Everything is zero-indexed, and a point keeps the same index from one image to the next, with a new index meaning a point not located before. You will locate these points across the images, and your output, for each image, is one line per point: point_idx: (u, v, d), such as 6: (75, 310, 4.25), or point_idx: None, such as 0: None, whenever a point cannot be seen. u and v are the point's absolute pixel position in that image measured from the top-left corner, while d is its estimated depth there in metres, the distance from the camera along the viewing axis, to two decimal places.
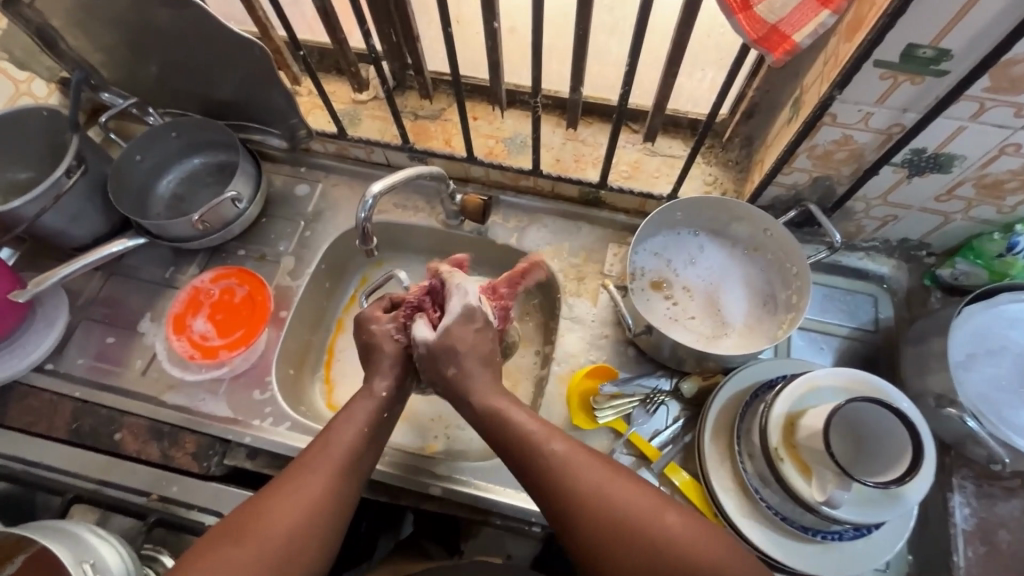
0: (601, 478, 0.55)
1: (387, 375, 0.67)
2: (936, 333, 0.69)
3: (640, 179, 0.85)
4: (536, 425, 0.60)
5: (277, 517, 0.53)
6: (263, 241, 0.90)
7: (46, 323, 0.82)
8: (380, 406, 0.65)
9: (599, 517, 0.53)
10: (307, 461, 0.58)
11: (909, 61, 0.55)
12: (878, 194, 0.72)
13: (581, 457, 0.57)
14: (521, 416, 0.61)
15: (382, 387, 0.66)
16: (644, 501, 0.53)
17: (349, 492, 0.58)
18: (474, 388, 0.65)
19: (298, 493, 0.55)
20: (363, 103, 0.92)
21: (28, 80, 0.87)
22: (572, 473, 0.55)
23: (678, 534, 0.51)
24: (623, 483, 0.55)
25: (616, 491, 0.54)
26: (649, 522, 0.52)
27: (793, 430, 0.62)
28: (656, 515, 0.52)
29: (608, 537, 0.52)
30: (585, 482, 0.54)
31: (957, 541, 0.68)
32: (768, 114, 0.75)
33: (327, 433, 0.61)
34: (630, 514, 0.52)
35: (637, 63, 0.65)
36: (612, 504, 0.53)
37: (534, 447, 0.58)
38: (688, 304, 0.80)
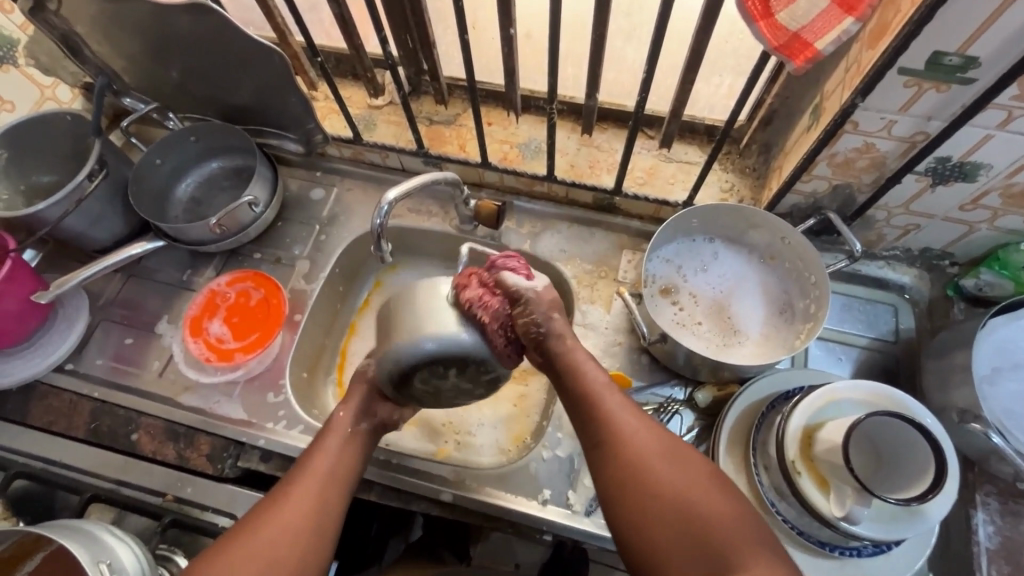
0: (639, 430, 0.56)
1: (350, 402, 0.66)
2: (959, 346, 0.68)
3: (655, 186, 0.84)
4: (598, 376, 0.60)
5: (265, 534, 0.54)
6: (278, 245, 0.90)
7: (67, 324, 0.84)
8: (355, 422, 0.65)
9: (628, 467, 0.54)
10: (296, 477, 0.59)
11: (935, 69, 0.53)
12: (900, 202, 0.71)
13: (626, 411, 0.58)
14: (590, 367, 0.61)
15: (336, 412, 0.65)
16: (675, 458, 0.54)
17: (333, 510, 0.58)
18: (565, 335, 0.62)
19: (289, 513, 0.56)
20: (378, 108, 0.93)
21: (53, 85, 0.90)
22: (612, 423, 0.57)
23: (701, 496, 0.51)
24: (659, 442, 0.55)
25: (648, 445, 0.55)
26: (680, 487, 0.52)
27: (811, 444, 0.61)
28: (684, 475, 0.53)
29: (632, 490, 0.53)
30: (621, 428, 0.56)
31: (980, 560, 0.66)
32: (786, 121, 0.74)
33: (313, 451, 0.62)
34: (658, 469, 0.53)
35: (654, 69, 0.65)
36: (642, 455, 0.54)
37: (586, 398, 0.59)
38: (705, 312, 0.79)
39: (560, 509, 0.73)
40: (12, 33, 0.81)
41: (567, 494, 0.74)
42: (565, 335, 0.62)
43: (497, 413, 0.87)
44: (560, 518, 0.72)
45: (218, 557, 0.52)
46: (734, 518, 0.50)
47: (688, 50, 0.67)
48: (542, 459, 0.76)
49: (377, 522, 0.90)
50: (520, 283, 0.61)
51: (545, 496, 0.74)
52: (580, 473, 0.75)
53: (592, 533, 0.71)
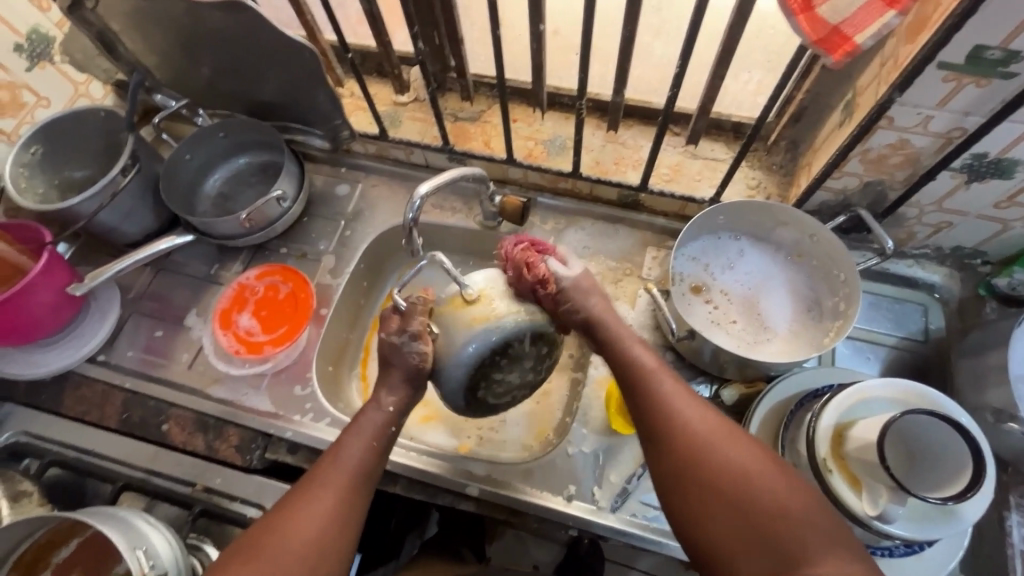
0: (692, 411, 0.57)
1: (395, 390, 0.65)
2: (995, 345, 0.67)
3: (681, 182, 0.84)
4: (649, 357, 0.62)
5: (292, 526, 0.55)
6: (304, 240, 0.91)
7: (99, 316, 0.85)
8: (388, 420, 0.64)
9: (684, 449, 0.55)
10: (316, 477, 0.59)
11: (975, 63, 0.53)
12: (933, 200, 0.70)
13: (679, 392, 0.59)
14: (638, 347, 0.63)
15: (388, 404, 0.64)
16: (727, 443, 0.54)
17: (357, 505, 0.59)
18: (608, 316, 0.64)
19: (313, 506, 0.56)
20: (403, 105, 0.93)
21: (86, 82, 0.91)
22: (667, 403, 0.58)
23: (753, 480, 0.51)
24: (713, 424, 0.56)
25: (702, 428, 0.56)
26: (734, 469, 0.52)
27: (842, 442, 0.61)
28: (736, 460, 0.53)
29: (688, 476, 0.54)
30: (676, 410, 0.57)
31: (1016, 562, 0.64)
32: (816, 117, 0.74)
33: (336, 447, 0.62)
34: (709, 449, 0.54)
35: (686, 65, 0.64)
36: (694, 437, 0.55)
37: (636, 379, 0.61)
38: (731, 309, 0.78)
39: (586, 505, 0.73)
40: (49, 31, 0.84)
41: (592, 491, 0.74)
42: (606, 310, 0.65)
43: (519, 410, 0.87)
44: (585, 514, 0.72)
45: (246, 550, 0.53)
46: (794, 504, 0.50)
47: (719, 46, 0.67)
48: (567, 455, 0.76)
49: (396, 517, 0.90)
50: (561, 271, 0.64)
51: (571, 492, 0.74)
52: (605, 469, 0.75)
53: (618, 529, 0.71)
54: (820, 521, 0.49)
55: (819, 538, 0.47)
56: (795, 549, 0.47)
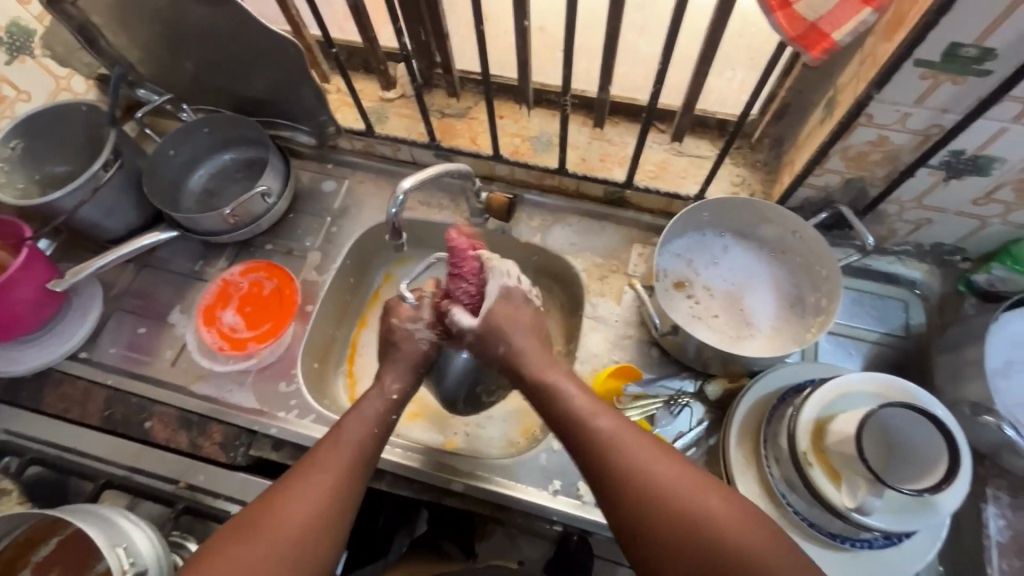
0: (643, 455, 0.55)
1: (400, 377, 0.68)
2: (971, 340, 0.68)
3: (667, 179, 0.84)
4: (584, 400, 0.60)
5: (289, 505, 0.55)
6: (290, 236, 0.91)
7: (81, 312, 0.84)
8: (388, 407, 0.65)
9: (641, 497, 0.53)
10: (317, 456, 0.59)
11: (951, 61, 0.54)
12: (913, 196, 0.71)
13: (625, 438, 0.56)
14: (570, 393, 0.61)
15: (393, 390, 0.67)
16: (685, 485, 0.53)
17: (356, 487, 0.59)
18: (527, 356, 0.65)
19: (312, 484, 0.56)
20: (390, 101, 0.93)
21: (68, 76, 0.90)
22: (616, 452, 0.55)
23: (716, 524, 0.50)
24: (665, 467, 0.54)
25: (656, 473, 0.54)
26: (695, 513, 0.51)
27: (822, 435, 0.62)
28: (696, 503, 0.51)
29: (649, 527, 0.52)
30: (628, 455, 0.55)
31: (991, 553, 0.65)
32: (799, 114, 0.74)
33: (336, 429, 0.62)
34: (670, 495, 0.52)
35: (668, 61, 0.65)
36: (651, 485, 0.53)
37: (577, 425, 0.58)
38: (715, 305, 0.79)
39: (570, 500, 0.73)
40: (29, 23, 0.82)
41: (577, 486, 0.74)
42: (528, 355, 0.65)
43: (506, 406, 0.87)
44: (570, 508, 0.73)
45: (241, 530, 0.53)
46: (759, 541, 0.49)
47: (702, 42, 0.67)
48: (553, 450, 0.76)
49: (383, 514, 0.89)
50: (465, 319, 0.67)
51: (556, 486, 0.74)
52: None
53: (603, 524, 0.71)
54: (787, 556, 0.48)
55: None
56: None
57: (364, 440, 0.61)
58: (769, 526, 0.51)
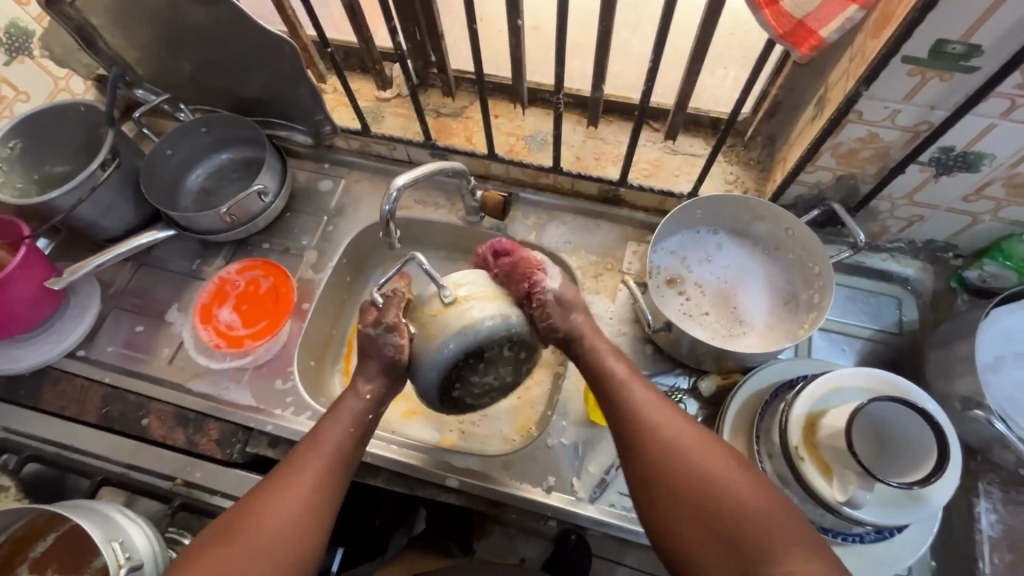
0: (663, 419, 0.58)
1: (372, 378, 0.64)
2: (961, 336, 0.68)
3: (661, 177, 0.85)
4: (622, 367, 0.63)
5: (271, 506, 0.55)
6: (287, 235, 0.91)
7: (79, 311, 0.85)
8: (365, 408, 0.64)
9: (656, 462, 0.55)
10: (297, 458, 0.59)
11: (937, 57, 0.54)
12: (904, 193, 0.71)
13: (652, 403, 0.59)
14: (611, 360, 0.64)
15: (365, 391, 0.64)
16: (701, 448, 0.55)
17: (338, 486, 0.59)
18: (587, 333, 0.65)
19: (293, 485, 0.57)
20: (386, 101, 0.94)
21: (66, 76, 0.91)
22: (641, 414, 0.58)
23: (727, 487, 0.52)
24: (685, 430, 0.57)
25: (674, 434, 0.56)
26: (706, 474, 0.53)
27: (814, 430, 0.62)
28: (709, 465, 0.54)
29: (663, 484, 0.54)
30: (653, 418, 0.58)
31: (982, 547, 0.65)
32: (791, 112, 0.75)
33: (315, 431, 0.62)
34: (686, 457, 0.55)
35: (659, 60, 0.65)
36: (668, 447, 0.56)
37: (611, 390, 0.61)
38: (709, 302, 0.79)
39: (565, 496, 0.74)
40: (28, 25, 0.83)
41: (571, 482, 0.74)
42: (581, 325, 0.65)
43: (501, 404, 0.87)
44: (564, 504, 0.73)
45: (224, 533, 0.54)
46: (765, 507, 0.51)
47: (694, 41, 0.68)
48: (547, 447, 0.76)
49: (380, 513, 0.88)
50: (550, 281, 0.63)
51: (550, 483, 0.74)
52: (584, 460, 0.75)
53: (596, 520, 0.72)
54: (790, 524, 0.50)
55: (792, 542, 0.49)
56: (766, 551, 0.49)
57: (350, 434, 0.62)
58: (776, 493, 0.53)
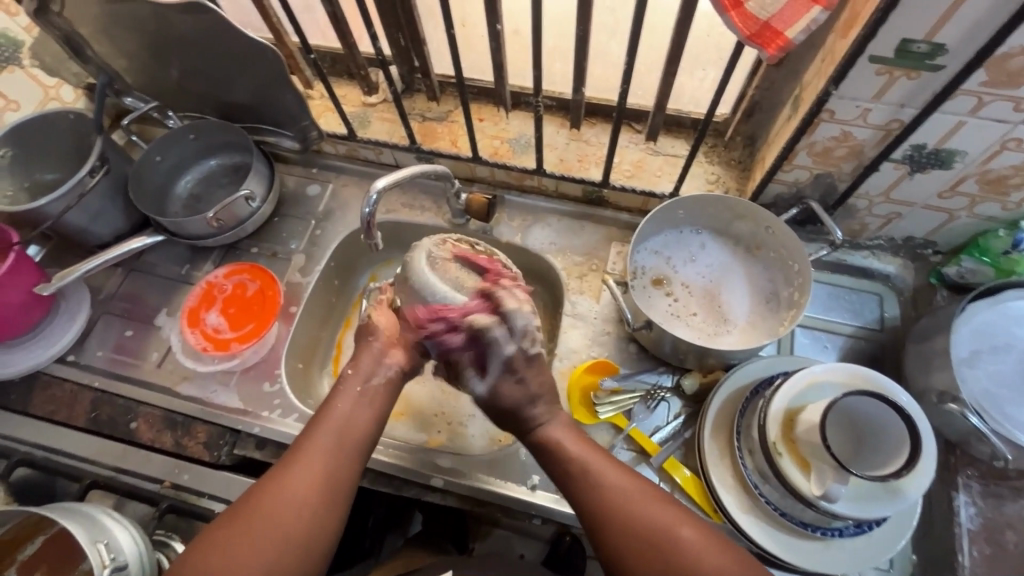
0: (627, 486, 0.58)
1: (359, 365, 0.65)
2: (938, 331, 0.69)
3: (643, 178, 0.86)
4: (579, 446, 0.62)
5: (280, 503, 0.54)
6: (275, 239, 0.92)
7: (68, 316, 0.86)
8: (355, 383, 0.64)
9: (627, 531, 0.55)
10: (300, 448, 0.58)
11: (903, 56, 0.55)
12: (880, 190, 0.72)
13: (614, 471, 0.59)
14: (565, 437, 0.63)
15: (348, 369, 0.65)
16: (664, 513, 0.55)
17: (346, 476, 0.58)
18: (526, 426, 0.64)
19: (298, 479, 0.56)
20: (372, 106, 0.95)
21: (57, 85, 0.92)
22: (603, 485, 0.58)
23: (690, 548, 0.53)
24: (647, 496, 0.57)
25: (639, 503, 0.56)
26: (672, 540, 0.53)
27: (792, 425, 0.62)
28: (674, 531, 0.54)
29: (633, 553, 0.54)
30: (612, 493, 0.57)
31: (962, 541, 0.66)
32: (770, 111, 0.76)
33: (315, 424, 0.60)
34: (649, 530, 0.54)
35: (634, 63, 0.66)
36: (630, 522, 0.55)
37: (569, 468, 0.60)
38: (691, 301, 0.80)
39: (550, 494, 0.74)
40: (18, 35, 0.84)
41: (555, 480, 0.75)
42: (534, 416, 0.64)
43: None
44: (548, 502, 0.74)
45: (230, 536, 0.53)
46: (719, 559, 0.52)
47: (670, 43, 0.69)
48: None
49: (373, 515, 0.89)
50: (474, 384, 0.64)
51: (534, 481, 0.75)
52: None
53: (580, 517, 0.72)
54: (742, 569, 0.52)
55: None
56: None
57: (347, 421, 0.61)
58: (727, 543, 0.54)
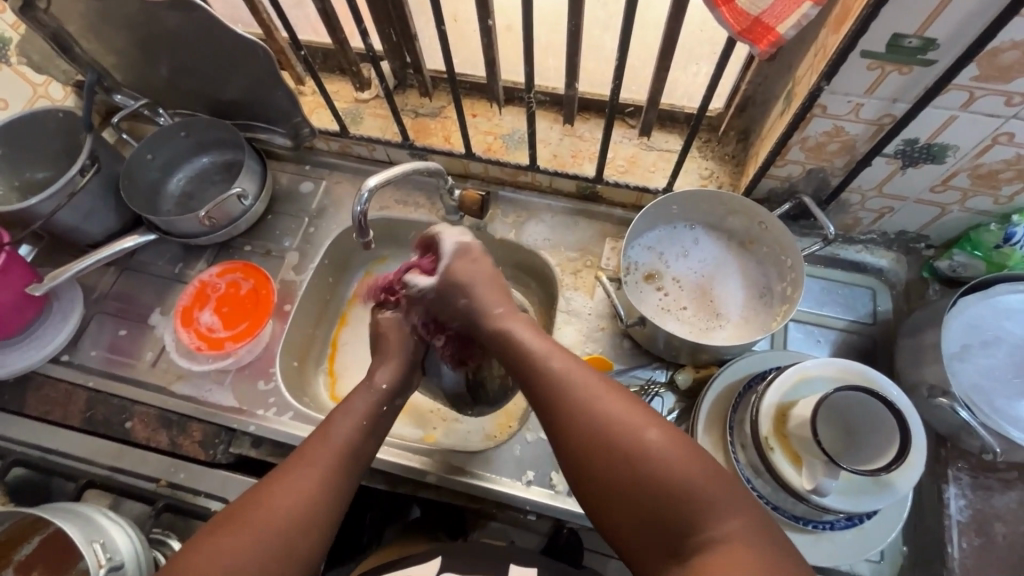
0: (590, 393, 0.55)
1: (390, 370, 0.69)
2: (930, 324, 0.69)
3: (637, 173, 0.86)
4: (540, 343, 0.61)
5: (277, 495, 0.54)
6: (268, 237, 0.92)
7: (61, 316, 0.85)
8: (379, 398, 0.66)
9: (589, 441, 0.53)
10: (306, 450, 0.59)
11: (895, 51, 0.55)
12: (873, 185, 0.72)
13: (578, 373, 0.57)
14: (528, 334, 0.63)
15: (380, 380, 0.68)
16: (629, 418, 0.52)
17: (347, 483, 0.59)
18: (484, 311, 0.67)
19: (299, 476, 0.56)
20: (364, 102, 0.95)
21: (45, 83, 0.91)
22: (568, 387, 0.56)
23: (658, 454, 0.50)
24: (612, 399, 0.54)
25: (604, 407, 0.54)
26: (636, 449, 0.50)
27: (784, 420, 0.63)
28: (638, 435, 0.51)
29: (597, 460, 0.52)
30: (576, 394, 0.55)
31: (951, 533, 0.67)
32: (763, 106, 0.76)
33: (325, 425, 0.62)
34: (614, 431, 0.52)
35: (626, 59, 0.66)
36: (593, 423, 0.53)
37: (532, 367, 0.59)
38: (684, 296, 0.80)
39: (544, 490, 0.75)
40: (3, 32, 0.83)
41: (550, 476, 0.75)
42: (493, 312, 0.67)
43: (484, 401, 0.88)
44: (544, 498, 0.74)
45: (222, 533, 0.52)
46: (693, 468, 0.49)
47: (662, 38, 0.68)
48: (526, 442, 0.77)
49: (371, 510, 0.88)
50: (424, 280, 0.72)
51: (529, 477, 0.75)
52: None
53: (574, 512, 0.73)
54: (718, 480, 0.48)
55: (722, 504, 0.47)
56: (699, 515, 0.47)
57: (359, 428, 0.62)
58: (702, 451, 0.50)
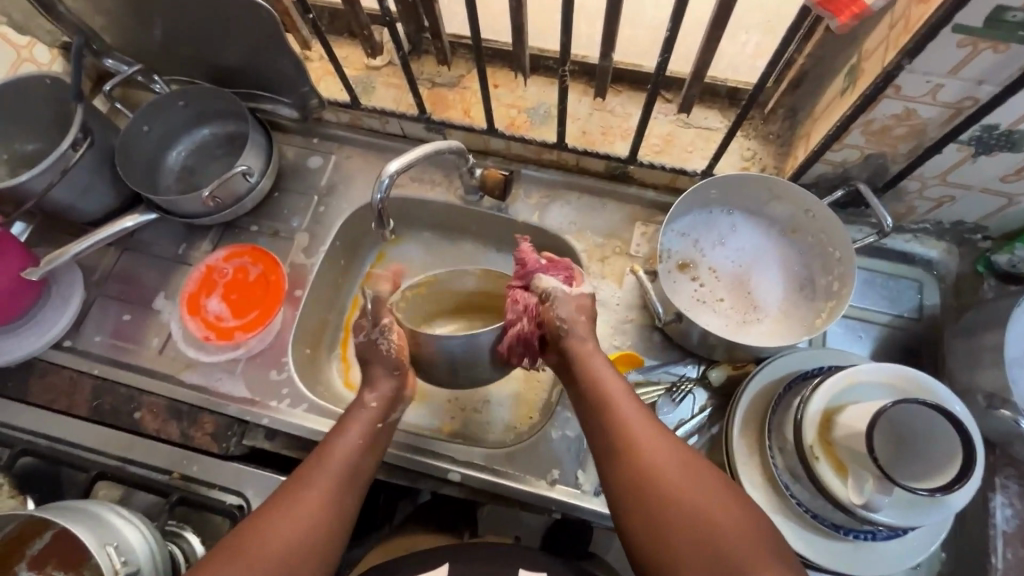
0: (646, 433, 0.55)
1: (377, 385, 0.63)
2: (988, 326, 0.64)
3: (672, 154, 0.79)
4: (607, 373, 0.60)
5: (278, 525, 0.52)
6: (276, 216, 0.87)
7: (62, 300, 0.81)
8: (374, 417, 0.61)
9: (643, 478, 0.53)
10: (305, 474, 0.56)
11: (994, 26, 0.48)
12: (937, 172, 0.66)
13: (636, 410, 0.57)
14: (596, 362, 0.61)
15: (370, 397, 0.62)
16: (684, 465, 0.53)
17: (351, 507, 0.56)
18: (577, 330, 0.63)
19: (300, 505, 0.53)
20: (376, 70, 0.87)
21: (30, 45, 0.84)
22: (625, 422, 0.56)
23: (705, 504, 0.50)
24: (665, 443, 0.55)
25: (655, 449, 0.54)
26: (686, 495, 0.51)
27: (830, 428, 0.59)
28: (688, 479, 0.52)
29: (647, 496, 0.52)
30: (624, 423, 0.56)
31: (996, 543, 0.64)
32: (818, 83, 0.69)
33: (323, 446, 0.58)
34: (665, 474, 0.52)
35: (677, 29, 0.59)
36: (646, 461, 0.53)
37: (596, 395, 0.59)
38: (720, 287, 0.76)
39: (569, 488, 0.72)
40: None
41: (576, 475, 0.73)
42: (586, 332, 0.64)
43: (504, 390, 0.85)
44: (568, 497, 0.72)
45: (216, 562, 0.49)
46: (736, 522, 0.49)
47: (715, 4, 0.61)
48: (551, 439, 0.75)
49: (385, 491, 0.85)
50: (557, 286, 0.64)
51: (555, 476, 0.73)
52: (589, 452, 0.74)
53: (601, 513, 0.71)
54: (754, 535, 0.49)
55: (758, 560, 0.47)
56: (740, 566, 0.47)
57: (359, 452, 0.58)
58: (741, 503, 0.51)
